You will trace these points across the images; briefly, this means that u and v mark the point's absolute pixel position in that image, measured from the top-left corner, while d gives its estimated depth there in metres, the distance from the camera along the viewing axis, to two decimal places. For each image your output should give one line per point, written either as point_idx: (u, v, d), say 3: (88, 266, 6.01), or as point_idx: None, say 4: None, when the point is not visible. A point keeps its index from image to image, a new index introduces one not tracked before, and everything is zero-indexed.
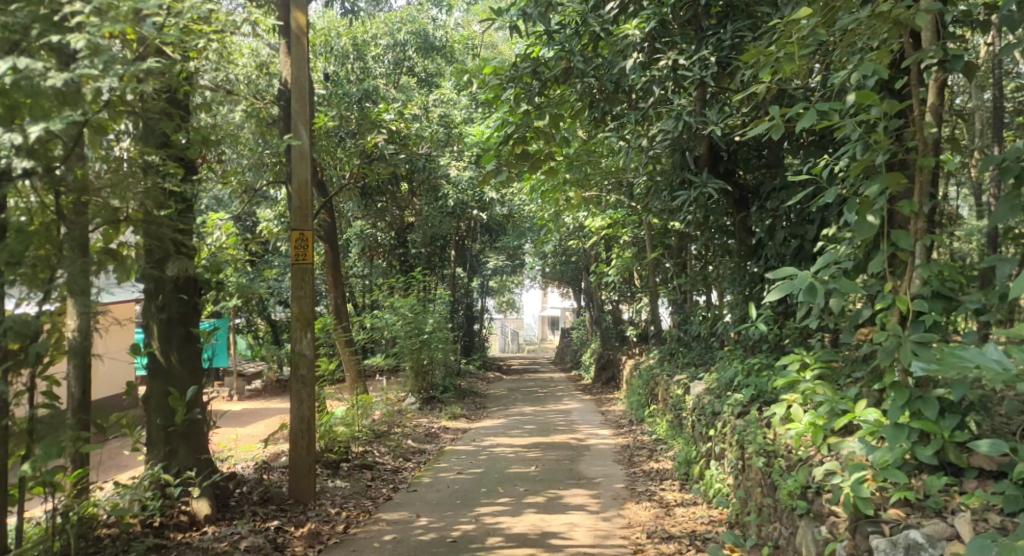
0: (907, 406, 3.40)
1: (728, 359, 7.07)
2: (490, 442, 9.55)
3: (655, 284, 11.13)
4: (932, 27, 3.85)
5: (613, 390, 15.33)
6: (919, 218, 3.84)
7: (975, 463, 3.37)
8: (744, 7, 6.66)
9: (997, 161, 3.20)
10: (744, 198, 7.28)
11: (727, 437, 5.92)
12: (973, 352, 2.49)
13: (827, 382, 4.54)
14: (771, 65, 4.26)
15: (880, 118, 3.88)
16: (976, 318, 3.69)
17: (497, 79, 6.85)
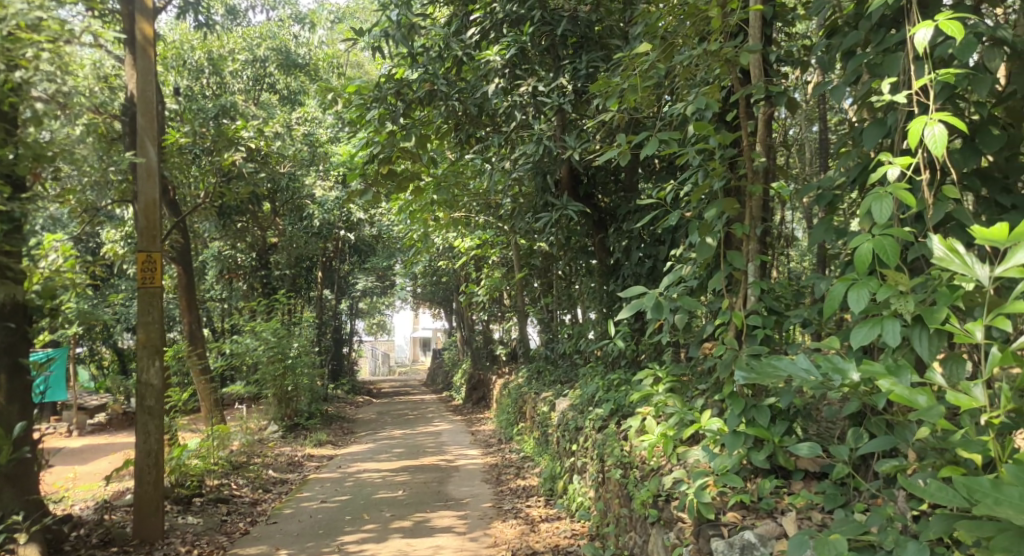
0: (743, 415, 3.63)
1: (590, 376, 7.31)
2: (357, 468, 9.34)
3: (523, 304, 11.34)
4: (760, 65, 4.17)
5: (484, 410, 15.41)
6: (752, 241, 4.14)
7: (802, 466, 3.65)
8: (597, 39, 7.03)
9: (813, 189, 3.53)
10: (602, 220, 7.56)
11: (588, 451, 6.10)
12: (787, 362, 2.71)
13: (677, 394, 4.77)
14: (617, 95, 4.53)
15: (717, 147, 4.16)
16: (802, 331, 4.02)
17: (361, 99, 6.74)
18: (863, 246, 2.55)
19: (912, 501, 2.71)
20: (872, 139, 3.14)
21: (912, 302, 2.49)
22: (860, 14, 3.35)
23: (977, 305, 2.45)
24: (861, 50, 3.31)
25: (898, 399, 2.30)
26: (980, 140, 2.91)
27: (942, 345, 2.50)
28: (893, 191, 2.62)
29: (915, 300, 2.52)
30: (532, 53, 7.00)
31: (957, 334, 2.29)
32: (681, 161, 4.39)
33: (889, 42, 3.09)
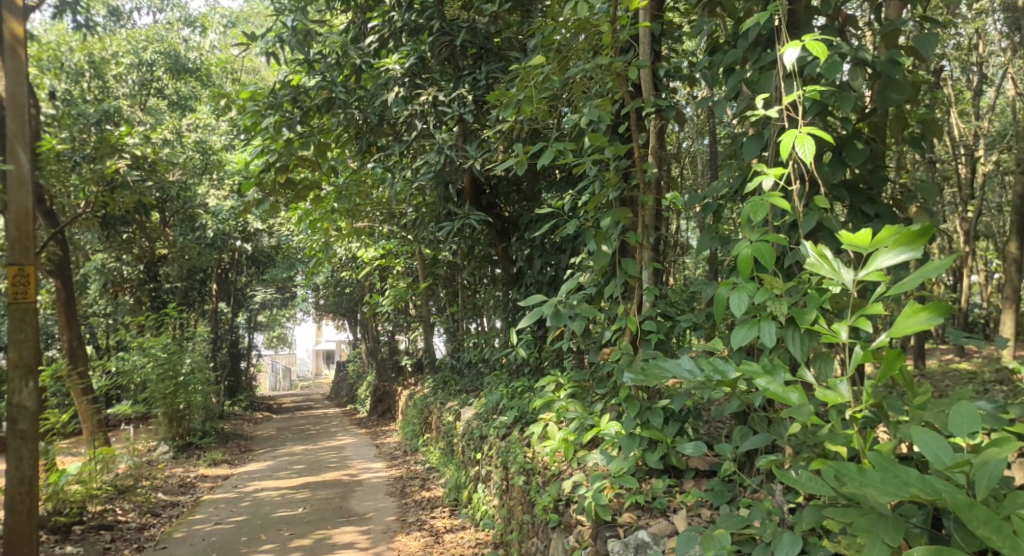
0: (638, 417, 3.74)
1: (494, 384, 7.33)
2: (254, 486, 9.02)
3: (429, 313, 11.24)
4: (651, 79, 4.29)
5: (389, 421, 15.19)
6: (645, 248, 4.26)
7: (692, 465, 3.79)
8: (496, 50, 7.08)
9: (700, 199, 3.68)
10: (505, 229, 7.62)
11: (492, 459, 6.11)
12: (673, 365, 2.82)
13: (578, 399, 4.83)
14: (514, 106, 4.61)
15: (611, 158, 4.26)
16: (693, 336, 4.16)
17: (255, 105, 6.50)
18: (742, 252, 2.69)
19: (789, 494, 2.85)
20: (752, 151, 3.31)
21: (786, 305, 2.63)
22: (739, 33, 3.53)
23: (844, 307, 2.63)
24: (741, 67, 3.46)
25: (773, 396, 2.44)
26: (846, 154, 3.12)
27: (814, 344, 2.67)
28: (769, 200, 2.78)
29: (789, 302, 2.68)
30: (432, 62, 7.08)
31: (825, 334, 2.44)
32: (577, 172, 4.48)
33: (764, 61, 3.27)
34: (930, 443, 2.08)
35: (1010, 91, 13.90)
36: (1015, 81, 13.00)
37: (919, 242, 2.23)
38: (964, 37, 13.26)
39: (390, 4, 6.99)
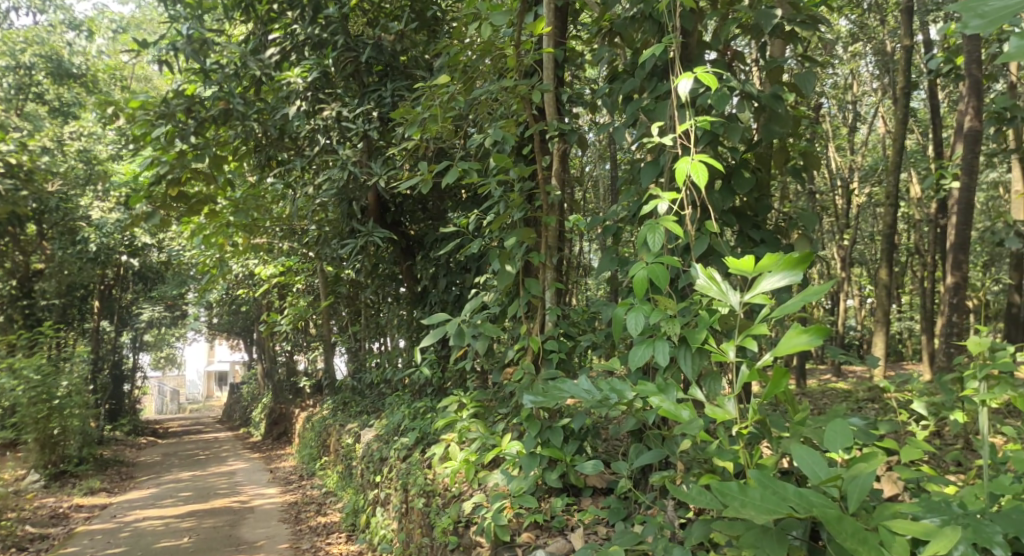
0: (539, 436, 3.77)
1: (396, 405, 7.21)
2: (135, 516, 8.51)
3: (329, 333, 10.97)
4: (554, 104, 4.37)
5: (285, 445, 14.68)
6: (548, 269, 4.29)
7: (590, 483, 3.84)
8: (403, 68, 7.09)
9: (601, 222, 3.79)
10: (410, 247, 7.58)
11: (392, 481, 6.00)
12: (570, 384, 2.86)
13: (481, 419, 4.74)
14: (419, 125, 4.54)
15: (514, 178, 4.29)
16: (593, 356, 4.23)
17: (145, 115, 6.11)
18: (637, 274, 2.77)
19: (680, 510, 2.94)
20: (648, 177, 3.43)
21: (678, 325, 2.72)
22: (637, 63, 3.66)
23: (731, 328, 2.75)
24: (639, 95, 3.61)
25: (665, 414, 2.50)
26: (734, 182, 3.29)
27: (703, 363, 2.78)
28: (663, 224, 2.88)
29: (681, 323, 2.77)
30: (336, 77, 6.99)
31: (714, 353, 2.54)
32: (482, 192, 4.48)
33: (660, 90, 3.40)
34: (807, 459, 2.19)
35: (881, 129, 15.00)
36: (885, 119, 14.06)
37: (799, 267, 2.36)
38: (840, 77, 14.24)
39: (293, 17, 6.89)
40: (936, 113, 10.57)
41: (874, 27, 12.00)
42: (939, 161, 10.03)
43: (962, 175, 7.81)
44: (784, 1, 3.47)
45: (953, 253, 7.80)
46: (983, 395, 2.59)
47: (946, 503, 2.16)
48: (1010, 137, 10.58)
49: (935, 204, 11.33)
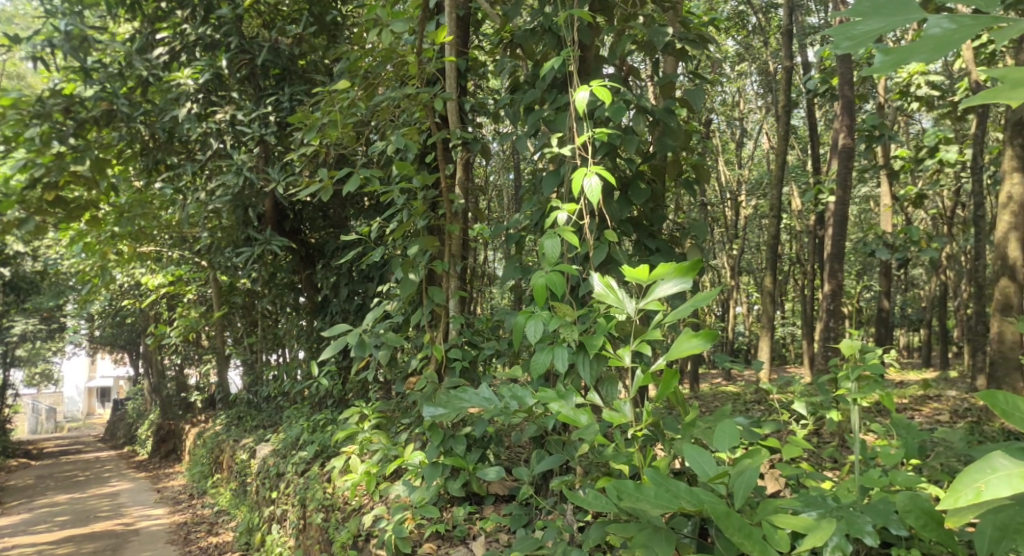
0: (441, 445, 3.74)
1: (293, 418, 7.00)
2: (4, 544, 7.89)
3: (223, 345, 10.59)
4: (457, 113, 4.38)
5: (174, 463, 14.00)
6: (451, 277, 4.28)
7: (492, 490, 3.85)
8: (301, 73, 6.98)
9: (504, 231, 3.82)
10: (310, 256, 7.41)
11: (289, 497, 5.82)
12: (472, 393, 2.86)
13: (383, 430, 4.49)
14: (317, 130, 4.45)
15: (418, 187, 4.20)
16: (495, 364, 4.24)
17: (16, 113, 5.30)
18: (537, 282, 2.81)
19: (579, 513, 3.00)
20: (549, 186, 3.48)
21: (576, 330, 2.79)
22: (537, 74, 3.73)
23: (627, 333, 2.81)
24: (539, 106, 3.68)
25: (564, 419, 2.54)
26: (631, 194, 3.41)
27: (601, 368, 2.83)
28: (563, 232, 2.93)
29: (580, 329, 2.83)
30: (229, 79, 6.85)
31: (612, 358, 2.60)
32: (384, 200, 4.42)
33: (560, 102, 3.47)
34: (697, 458, 2.27)
35: (765, 145, 15.87)
36: (769, 135, 14.87)
37: (690, 274, 2.44)
38: (728, 95, 14.96)
39: (183, 17, 6.72)
40: (815, 131, 11.26)
41: (758, 47, 12.69)
42: (817, 176, 10.69)
43: (838, 190, 8.34)
44: (675, 20, 3.61)
45: (830, 261, 8.33)
46: (854, 395, 2.78)
47: (821, 497, 2.30)
48: (879, 154, 11.41)
49: (814, 216, 12.05)
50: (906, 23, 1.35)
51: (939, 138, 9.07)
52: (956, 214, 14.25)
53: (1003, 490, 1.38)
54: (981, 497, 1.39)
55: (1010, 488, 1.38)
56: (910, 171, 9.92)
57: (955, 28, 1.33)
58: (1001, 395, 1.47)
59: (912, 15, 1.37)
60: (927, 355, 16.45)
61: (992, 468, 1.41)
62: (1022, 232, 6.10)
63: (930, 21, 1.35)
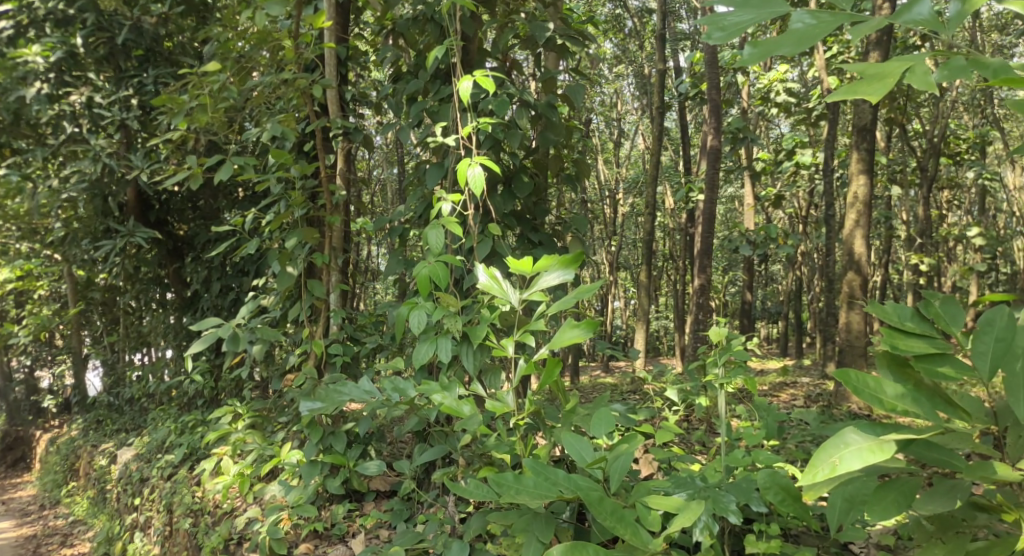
0: (320, 443, 3.65)
1: (159, 420, 6.60)
2: None
3: (80, 344, 9.86)
4: (336, 100, 4.27)
5: (23, 474, 12.91)
6: (332, 270, 4.15)
7: (373, 486, 3.78)
8: (166, 55, 6.61)
9: (386, 223, 3.76)
10: (178, 248, 6.99)
11: (154, 502, 5.47)
12: (351, 385, 2.79)
13: (257, 430, 4.29)
14: (184, 115, 4.11)
15: (296, 177, 4.02)
16: (376, 358, 4.16)
17: None
18: (420, 272, 2.77)
19: (460, 505, 2.98)
20: (433, 178, 3.45)
21: (460, 321, 2.78)
22: (420, 64, 3.68)
23: (511, 324, 2.84)
24: (422, 97, 3.64)
25: (447, 410, 2.52)
26: (514, 186, 3.44)
27: (484, 359, 2.85)
28: (448, 223, 2.90)
29: (464, 320, 2.83)
30: (85, 58, 6.32)
31: (495, 348, 2.61)
32: (259, 189, 4.25)
33: (443, 93, 3.44)
34: (576, 445, 2.32)
35: (641, 145, 16.49)
36: (644, 136, 15.45)
37: (573, 266, 2.49)
38: (607, 96, 15.45)
39: None
40: (686, 133, 11.80)
41: (635, 51, 13.12)
42: (689, 176, 11.21)
43: (707, 190, 8.75)
44: (557, 16, 3.67)
45: (699, 257, 8.75)
46: (721, 380, 2.91)
47: (691, 478, 2.39)
48: (743, 156, 12.11)
49: (685, 214, 12.63)
50: (772, 16, 1.48)
51: (796, 143, 9.75)
52: (811, 214, 15.34)
53: (855, 463, 1.48)
54: (835, 472, 1.49)
55: (861, 461, 1.49)
56: (771, 172, 10.58)
57: (817, 22, 1.46)
58: (854, 374, 1.59)
59: (777, 8, 1.50)
60: (785, 346, 17.62)
61: (844, 443, 1.52)
62: (866, 230, 6.63)
63: (794, 15, 1.47)
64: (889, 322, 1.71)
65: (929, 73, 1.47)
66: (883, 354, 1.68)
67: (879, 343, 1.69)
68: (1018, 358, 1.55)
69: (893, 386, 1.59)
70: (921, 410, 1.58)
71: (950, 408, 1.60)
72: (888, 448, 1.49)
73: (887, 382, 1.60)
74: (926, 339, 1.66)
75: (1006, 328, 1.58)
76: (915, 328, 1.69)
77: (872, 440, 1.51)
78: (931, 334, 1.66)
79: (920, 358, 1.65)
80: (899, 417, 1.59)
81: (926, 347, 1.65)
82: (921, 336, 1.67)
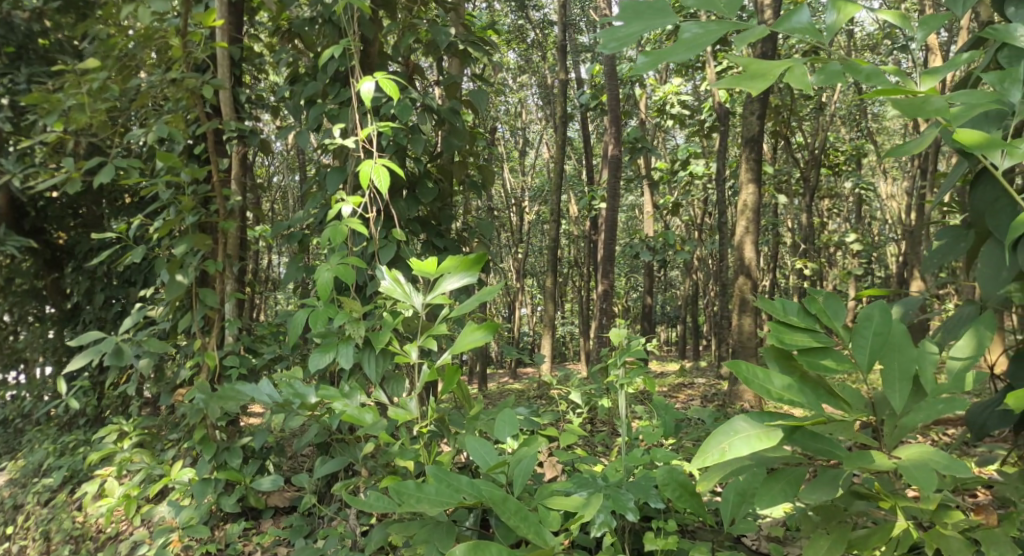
0: (214, 459, 3.52)
1: (35, 441, 6.12)
2: None
3: None
4: (230, 102, 4.11)
5: None
6: (227, 278, 3.97)
7: (271, 503, 3.63)
8: (41, 53, 6.20)
9: (285, 228, 3.64)
10: (57, 257, 6.44)
11: (28, 531, 5.06)
12: (249, 387, 2.69)
13: (145, 448, 4.04)
14: (59, 114, 3.85)
15: (187, 180, 3.84)
16: (274, 370, 4.02)
17: None
18: (322, 278, 2.65)
19: (363, 517, 2.91)
20: (334, 182, 3.37)
21: (362, 328, 2.71)
22: (318, 67, 3.60)
23: (414, 330, 2.80)
24: (320, 100, 3.55)
25: (348, 419, 2.45)
26: (418, 192, 3.42)
27: (387, 365, 2.80)
28: (349, 225, 2.83)
29: (366, 326, 2.76)
30: None
31: (398, 354, 2.56)
32: (146, 194, 4.01)
33: (343, 96, 3.38)
34: (479, 449, 2.30)
35: (545, 154, 16.77)
36: (548, 145, 15.73)
37: (475, 269, 2.47)
38: (511, 105, 15.65)
39: None
40: (588, 142, 12.08)
41: (537, 62, 13.35)
42: (591, 184, 11.47)
43: (609, 198, 8.95)
44: (458, 22, 3.67)
45: (603, 263, 8.95)
46: (622, 381, 2.96)
47: (592, 479, 2.42)
48: (642, 165, 12.50)
49: (589, 221, 12.88)
50: (657, 25, 1.51)
51: (690, 153, 10.18)
52: (705, 221, 15.99)
53: (744, 449, 1.56)
54: (726, 456, 1.56)
55: (749, 447, 1.56)
56: (668, 181, 10.97)
57: (699, 36, 1.50)
58: (745, 365, 1.64)
59: (663, 18, 1.53)
60: (683, 349, 18.22)
61: (735, 430, 1.59)
62: (755, 237, 6.95)
63: (680, 26, 1.52)
64: (776, 317, 1.78)
65: (806, 76, 1.49)
66: (770, 347, 1.75)
67: (766, 336, 1.76)
68: (893, 351, 1.65)
69: (780, 377, 1.65)
70: (807, 401, 1.65)
71: (833, 400, 1.68)
72: (774, 437, 1.58)
73: (775, 374, 1.66)
74: (810, 333, 1.73)
75: (883, 322, 1.67)
76: (800, 323, 1.76)
77: (761, 428, 1.59)
78: (814, 328, 1.74)
79: (804, 352, 1.72)
80: (785, 407, 1.65)
81: (810, 340, 1.72)
82: (805, 330, 1.74)
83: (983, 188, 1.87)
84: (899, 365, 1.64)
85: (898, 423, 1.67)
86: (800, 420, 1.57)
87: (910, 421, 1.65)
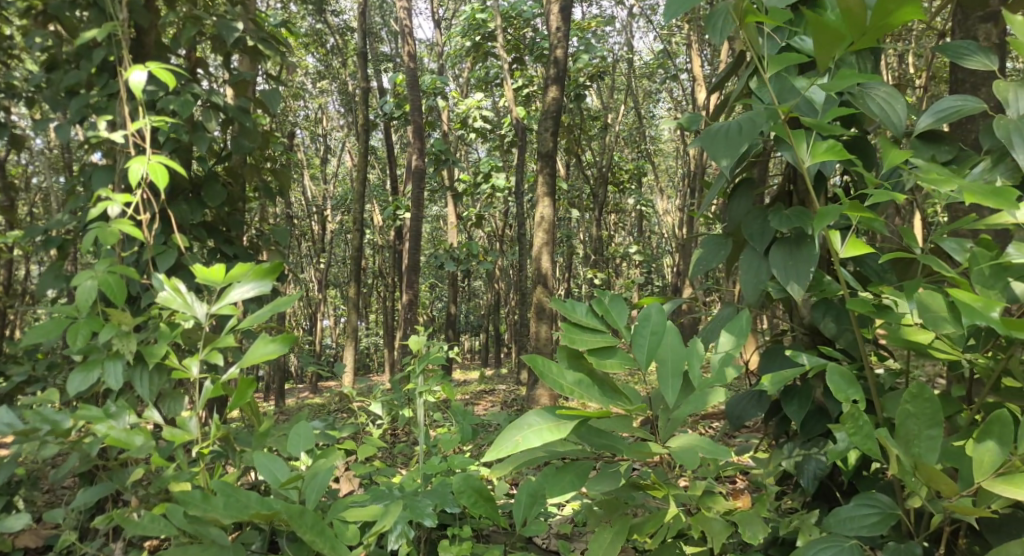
0: None
1: None
2: None
3: None
4: None
5: None
6: None
7: (20, 544, 3.19)
8: None
9: (40, 233, 3.23)
10: None
11: None
12: None
13: None
14: None
15: None
16: (25, 393, 3.54)
17: None
18: (88, 284, 2.41)
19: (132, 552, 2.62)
20: (101, 183, 3.06)
21: (132, 342, 2.46)
22: (81, 54, 3.25)
23: (194, 342, 2.58)
24: (84, 91, 3.20)
25: (114, 442, 2.21)
26: (204, 194, 3.19)
27: (162, 382, 2.57)
28: (118, 228, 2.56)
29: (138, 339, 2.52)
30: None
31: (176, 370, 2.34)
32: None
33: (110, 89, 3.06)
34: (268, 464, 2.18)
35: (346, 162, 16.53)
36: (350, 153, 15.54)
37: (269, 277, 2.33)
38: (311, 111, 15.29)
39: None
40: (389, 149, 12.08)
41: (337, 68, 13.09)
42: (395, 192, 11.46)
43: (412, 208, 8.97)
44: (247, 18, 3.48)
45: (407, 272, 8.94)
46: (421, 388, 2.94)
47: (389, 490, 2.37)
48: (444, 176, 12.70)
49: (393, 231, 12.83)
50: None
51: (489, 166, 10.51)
52: (506, 233, 16.54)
53: (536, 442, 1.58)
54: (518, 449, 1.56)
55: (540, 440, 1.59)
56: (470, 193, 11.23)
57: None
58: (541, 359, 1.69)
59: None
60: (486, 356, 18.62)
61: (529, 424, 1.61)
62: (551, 248, 7.25)
63: None
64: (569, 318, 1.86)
65: None
66: (562, 347, 1.82)
67: (558, 336, 1.83)
68: (667, 350, 1.75)
69: (572, 373, 1.71)
70: (594, 395, 1.72)
71: (617, 396, 1.75)
72: (564, 429, 1.61)
73: (567, 369, 1.72)
74: (598, 333, 1.83)
75: (659, 323, 1.78)
76: (590, 324, 1.85)
77: (552, 420, 1.62)
78: (602, 329, 1.84)
79: (591, 350, 1.82)
80: (576, 401, 1.72)
81: (599, 340, 1.81)
82: (594, 330, 1.84)
83: (738, 202, 2.15)
84: (672, 361, 1.76)
85: (670, 416, 1.77)
86: (587, 413, 1.63)
87: (680, 414, 1.76)
